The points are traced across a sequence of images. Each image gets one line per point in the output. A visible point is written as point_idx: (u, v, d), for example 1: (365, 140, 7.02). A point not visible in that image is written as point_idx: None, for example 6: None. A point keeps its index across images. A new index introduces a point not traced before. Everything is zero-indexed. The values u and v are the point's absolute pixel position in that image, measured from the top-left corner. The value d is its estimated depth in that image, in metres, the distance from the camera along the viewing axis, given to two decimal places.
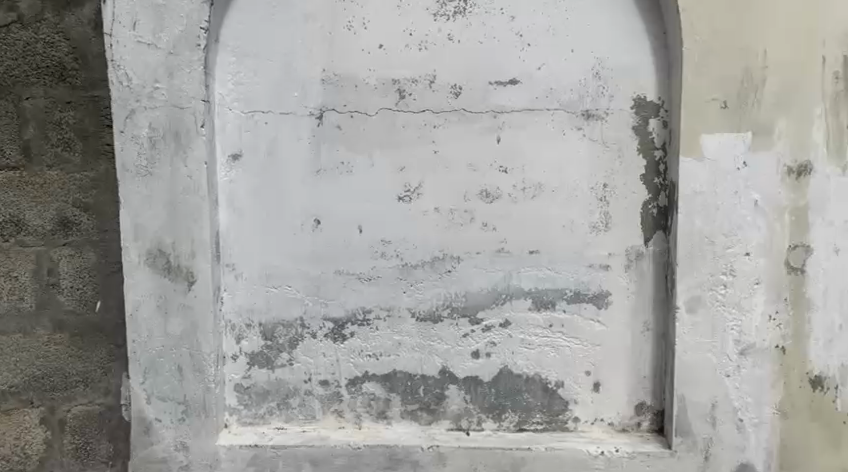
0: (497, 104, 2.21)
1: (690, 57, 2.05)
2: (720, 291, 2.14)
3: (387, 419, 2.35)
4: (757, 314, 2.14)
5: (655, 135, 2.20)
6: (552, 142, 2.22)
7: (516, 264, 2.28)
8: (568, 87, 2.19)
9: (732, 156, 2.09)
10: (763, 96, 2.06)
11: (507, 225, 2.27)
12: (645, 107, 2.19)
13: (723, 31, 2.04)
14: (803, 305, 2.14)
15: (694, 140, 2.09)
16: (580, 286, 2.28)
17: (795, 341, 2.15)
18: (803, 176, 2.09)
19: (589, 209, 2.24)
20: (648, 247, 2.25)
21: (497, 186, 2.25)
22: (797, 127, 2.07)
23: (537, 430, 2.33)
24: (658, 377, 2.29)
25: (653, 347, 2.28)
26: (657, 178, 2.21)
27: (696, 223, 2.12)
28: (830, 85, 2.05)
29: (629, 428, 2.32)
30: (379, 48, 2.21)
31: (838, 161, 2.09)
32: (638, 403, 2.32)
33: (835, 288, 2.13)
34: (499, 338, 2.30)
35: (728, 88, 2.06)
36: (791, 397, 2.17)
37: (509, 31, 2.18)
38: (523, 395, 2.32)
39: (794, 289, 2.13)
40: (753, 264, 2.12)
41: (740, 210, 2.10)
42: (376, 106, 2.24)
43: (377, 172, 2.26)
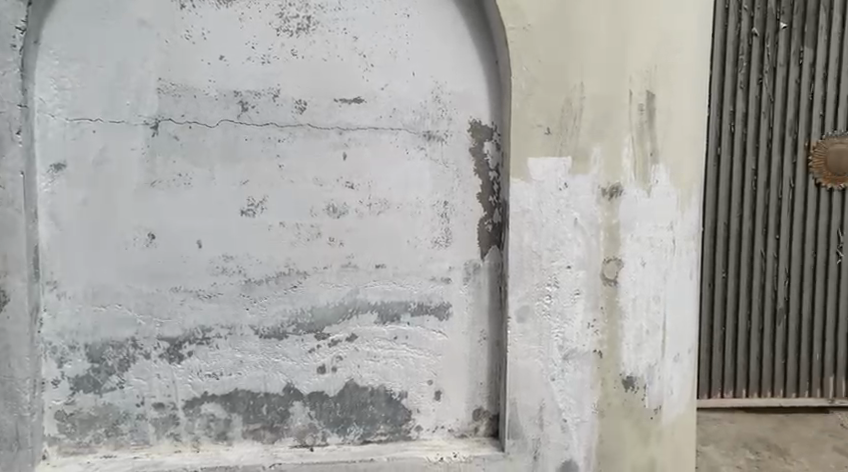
0: (343, 121, 2.25)
1: (518, 86, 2.23)
2: (546, 301, 2.33)
3: (228, 440, 2.28)
4: (578, 322, 2.35)
5: (490, 156, 2.35)
6: (395, 160, 2.30)
7: (362, 279, 2.32)
8: (410, 108, 2.29)
9: (555, 178, 2.29)
10: (581, 124, 2.28)
11: (353, 240, 2.30)
12: (480, 131, 2.34)
13: (546, 64, 2.23)
14: (616, 313, 2.38)
15: (523, 162, 2.26)
16: (423, 299, 2.36)
17: (610, 345, 2.38)
18: (615, 197, 2.33)
19: (432, 225, 2.34)
20: (485, 261, 2.39)
21: (343, 201, 2.28)
22: (610, 153, 2.31)
23: (381, 441, 2.38)
24: (494, 384, 2.43)
25: (489, 356, 2.42)
26: (492, 197, 2.36)
27: (525, 238, 2.30)
28: (635, 116, 2.32)
29: (467, 433, 2.44)
30: (220, 59, 2.17)
31: (644, 183, 2.36)
32: (476, 409, 2.44)
33: (643, 297, 2.40)
34: (345, 352, 2.33)
35: (551, 116, 2.26)
36: (608, 397, 2.40)
37: (352, 51, 2.23)
38: (368, 408, 2.36)
39: (609, 298, 2.37)
40: (574, 276, 2.34)
41: (562, 227, 2.31)
42: (218, 118, 2.19)
43: (218, 186, 2.21)
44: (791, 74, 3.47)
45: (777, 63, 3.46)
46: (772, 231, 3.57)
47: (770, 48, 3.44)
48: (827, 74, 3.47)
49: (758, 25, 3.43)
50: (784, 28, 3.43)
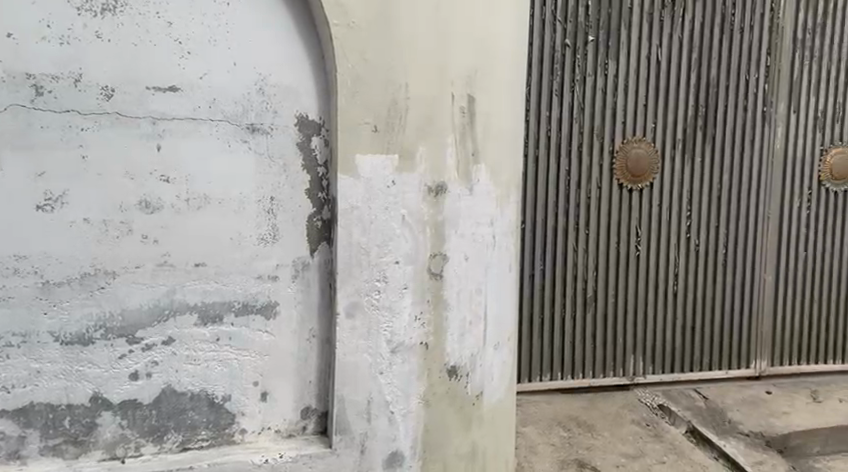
0: (157, 110, 2.11)
1: (344, 83, 2.23)
2: (375, 296, 2.36)
3: (22, 458, 2.11)
4: (405, 316, 2.41)
5: (318, 152, 2.33)
6: (217, 154, 2.20)
7: (180, 278, 2.20)
8: (232, 100, 2.20)
9: (382, 175, 2.32)
10: (407, 123, 2.33)
11: (170, 238, 2.18)
12: (307, 125, 2.31)
13: (372, 62, 2.25)
14: (441, 306, 2.48)
15: (350, 159, 2.27)
16: (248, 298, 2.29)
17: (436, 337, 2.48)
18: (439, 194, 2.43)
19: (257, 221, 2.27)
20: (314, 257, 2.36)
21: (159, 196, 2.15)
22: (434, 153, 2.40)
23: (203, 447, 2.30)
24: (323, 381, 2.42)
25: (318, 353, 2.40)
26: (321, 193, 2.34)
27: (353, 234, 2.31)
28: (457, 118, 2.44)
29: (295, 432, 2.41)
30: (8, 37, 1.95)
31: (466, 182, 2.50)
32: (305, 408, 2.41)
33: (466, 290, 2.54)
34: (161, 357, 2.20)
35: (377, 114, 2.28)
36: (433, 386, 2.49)
37: (166, 36, 2.10)
38: (187, 413, 2.26)
39: (435, 291, 2.46)
40: (402, 271, 2.39)
41: (391, 223, 2.35)
42: (6, 103, 1.97)
43: (8, 178, 1.99)
44: (598, 83, 3.81)
45: (585, 73, 3.79)
46: (582, 227, 3.91)
47: (580, 58, 3.77)
48: (627, 85, 3.85)
49: (569, 37, 3.74)
50: (592, 41, 3.77)
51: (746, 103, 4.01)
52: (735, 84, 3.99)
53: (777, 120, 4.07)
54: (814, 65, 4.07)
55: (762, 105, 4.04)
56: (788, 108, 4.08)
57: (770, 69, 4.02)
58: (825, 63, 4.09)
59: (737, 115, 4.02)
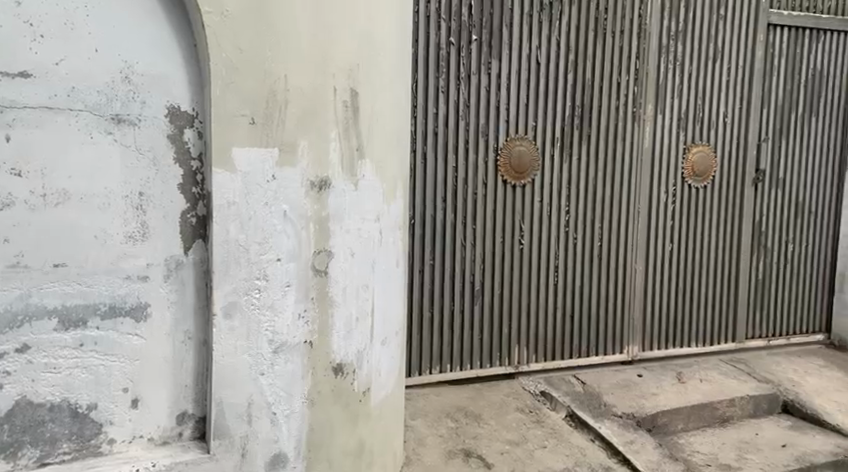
0: (6, 98, 1.96)
1: (218, 73, 2.14)
2: (255, 295, 2.28)
3: None
4: (288, 315, 2.35)
5: (192, 145, 2.22)
6: (77, 147, 2.06)
7: (36, 280, 2.06)
8: (94, 88, 2.07)
9: (262, 170, 2.25)
10: (287, 116, 2.27)
11: (24, 236, 2.02)
12: (179, 117, 2.20)
13: (248, 52, 2.17)
14: (327, 303, 2.45)
15: (226, 152, 2.18)
16: (116, 300, 2.17)
17: (321, 335, 2.45)
18: (323, 189, 2.40)
19: (125, 218, 2.15)
20: (189, 256, 2.26)
21: (10, 192, 1.99)
22: (317, 147, 2.36)
23: (64, 461, 2.16)
24: (200, 385, 2.32)
25: (195, 356, 2.30)
26: (195, 188, 2.24)
27: (231, 231, 2.22)
28: (341, 112, 2.42)
29: (170, 439, 2.31)
30: None
31: (351, 178, 2.49)
32: (180, 413, 2.32)
33: (353, 286, 2.53)
34: (13, 366, 2.04)
35: (255, 106, 2.21)
36: (318, 385, 2.46)
37: (15, 18, 1.95)
38: (46, 426, 2.11)
39: (320, 288, 2.43)
40: (284, 268, 2.33)
41: (271, 219, 2.28)
42: None
43: None
44: (482, 81, 3.90)
45: (470, 71, 3.87)
46: (470, 222, 3.99)
47: (464, 57, 3.84)
48: (509, 84, 3.97)
49: (454, 35, 3.81)
50: (476, 40, 3.86)
51: (618, 104, 4.26)
52: (608, 86, 4.22)
53: (646, 120, 4.35)
54: (676, 69, 4.39)
55: (631, 106, 4.30)
56: (654, 110, 4.37)
57: (638, 72, 4.28)
58: (686, 68, 4.41)
59: (611, 115, 4.25)
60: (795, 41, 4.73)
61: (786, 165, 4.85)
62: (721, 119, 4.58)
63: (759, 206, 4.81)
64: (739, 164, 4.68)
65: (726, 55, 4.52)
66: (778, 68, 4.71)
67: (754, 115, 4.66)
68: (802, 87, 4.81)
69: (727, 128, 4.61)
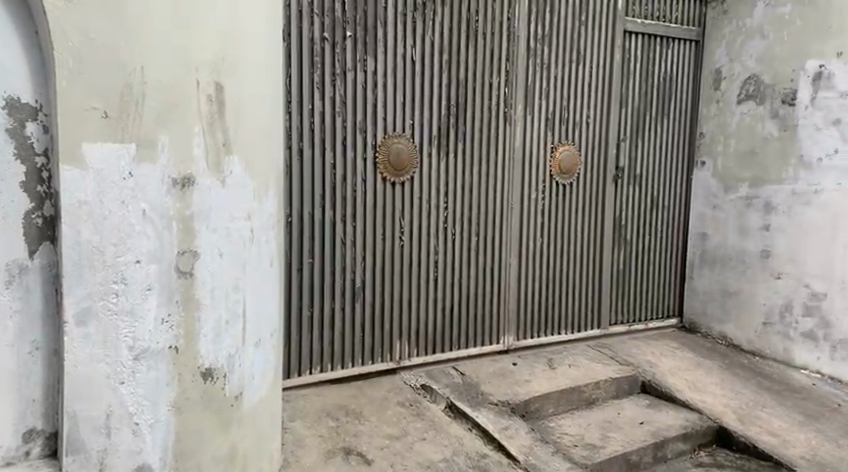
0: None
1: (63, 63, 2.01)
2: (112, 300, 2.15)
3: None
4: (150, 320, 2.23)
5: (35, 140, 2.08)
6: None
7: None
8: None
9: (116, 167, 2.11)
10: (144, 109, 2.15)
11: None
12: (19, 110, 2.06)
13: (97, 41, 2.05)
14: (193, 306, 2.35)
15: (76, 148, 2.05)
16: None
17: (187, 339, 2.34)
18: (186, 187, 2.29)
19: None
20: (34, 260, 2.11)
21: None
22: None
23: None
24: (50, 398, 2.18)
25: (43, 368, 2.16)
26: (41, 186, 2.10)
27: (82, 232, 2.08)
28: (205, 106, 2.32)
29: (15, 459, 2.16)
30: None
31: (218, 174, 2.39)
32: (27, 430, 2.17)
33: (222, 288, 2.44)
34: None
35: (107, 98, 2.08)
36: (185, 392, 2.35)
37: None
38: None
39: (185, 290, 2.32)
40: (144, 271, 2.20)
41: (129, 218, 2.16)
42: None
43: None
44: (358, 78, 3.89)
45: (345, 68, 3.85)
46: (349, 219, 3.97)
47: (339, 53, 3.81)
48: (385, 82, 3.99)
49: (328, 31, 3.77)
50: (350, 37, 3.84)
51: (491, 104, 4.40)
52: (481, 87, 4.35)
53: (516, 121, 4.53)
54: (543, 72, 4.60)
55: (503, 106, 4.46)
56: (524, 110, 4.56)
57: (509, 73, 4.45)
58: (552, 71, 4.65)
59: (485, 115, 4.39)
60: (648, 48, 5.11)
61: (643, 163, 5.24)
62: (585, 120, 4.86)
63: (619, 201, 5.16)
64: (602, 162, 5.00)
65: (588, 59, 4.80)
66: (634, 72, 5.07)
67: (613, 116, 4.99)
68: (655, 91, 5.21)
69: (590, 128, 4.90)
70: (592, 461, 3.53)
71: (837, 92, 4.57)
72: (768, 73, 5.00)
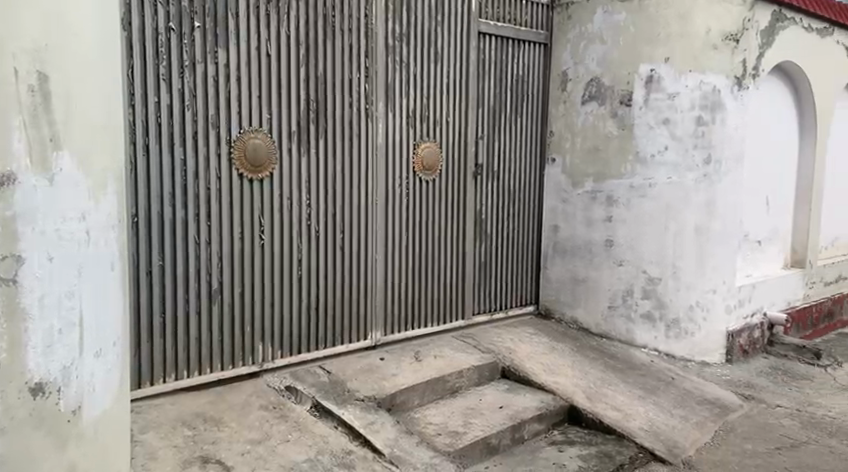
0: None
1: None
2: None
3: None
4: None
5: None
6: None
7: None
8: None
9: None
10: None
11: None
12: None
13: None
14: (18, 316, 2.14)
15: None
16: None
17: (11, 353, 2.13)
18: (6, 186, 2.09)
19: None
20: None
21: None
22: None
23: None
24: None
25: None
26: None
27: None
28: (26, 98, 2.13)
29: None
30: None
31: (44, 171, 2.20)
32: None
33: (53, 296, 2.26)
34: None
35: None
36: (10, 410, 2.14)
37: None
38: None
39: (8, 298, 2.11)
40: None
41: None
42: None
43: None
44: (208, 71, 3.73)
45: (194, 60, 3.68)
46: (203, 218, 3.80)
47: (186, 44, 3.63)
48: (239, 76, 3.85)
49: (174, 20, 3.59)
50: (199, 27, 3.68)
51: (351, 101, 4.39)
52: (340, 84, 4.33)
53: (378, 117, 4.54)
54: (402, 69, 4.66)
55: (364, 103, 4.46)
56: (385, 107, 4.59)
57: (368, 70, 4.46)
58: (411, 69, 4.72)
59: (345, 111, 4.36)
60: (501, 49, 5.33)
61: (500, 160, 5.46)
62: (444, 117, 4.98)
63: (478, 196, 5.34)
64: (461, 159, 5.15)
65: (445, 58, 4.93)
66: (489, 72, 5.27)
67: (471, 114, 5.16)
68: (509, 90, 5.46)
69: (449, 126, 5.03)
70: (455, 448, 3.64)
71: (666, 94, 5.23)
72: (608, 76, 5.45)
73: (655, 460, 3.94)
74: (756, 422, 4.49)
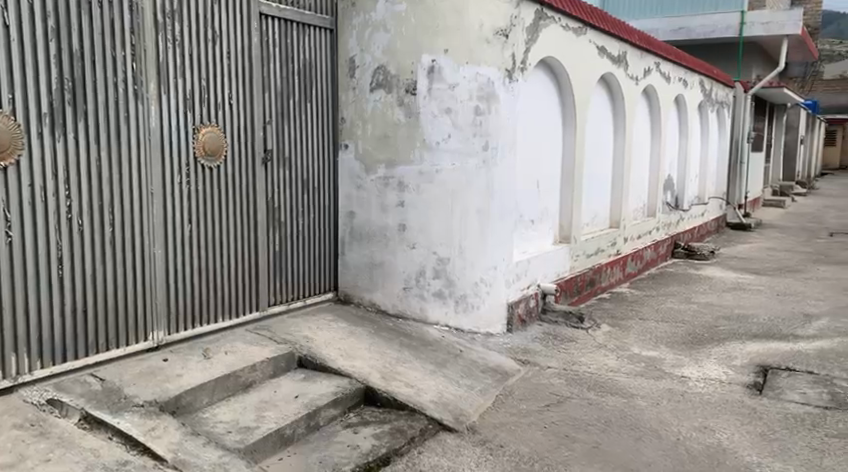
0: None
1: None
2: None
3: None
4: None
5: None
6: None
7: None
8: None
9: None
10: None
11: None
12: None
13: None
14: None
15: None
16: None
17: None
18: None
19: None
20: None
21: None
22: None
23: None
24: None
25: None
26: None
27: None
28: None
29: None
30: None
31: None
32: None
33: None
34: None
35: None
36: None
37: None
38: None
39: None
40: None
41: None
42: None
43: None
44: None
45: None
46: None
47: None
48: None
49: None
50: None
51: (116, 81, 4.00)
52: (103, 62, 3.92)
53: (149, 99, 4.20)
54: (174, 49, 4.35)
55: (131, 84, 4.09)
56: (157, 88, 4.25)
57: (135, 48, 4.10)
58: (186, 49, 4.43)
59: (109, 92, 3.97)
60: (286, 33, 5.21)
61: (290, 145, 5.34)
62: (227, 101, 4.74)
63: (269, 183, 5.16)
64: (249, 144, 4.94)
65: (224, 39, 4.69)
66: (274, 56, 5.12)
67: (257, 98, 4.98)
68: (296, 76, 5.35)
69: (233, 110, 4.80)
70: (246, 444, 3.53)
71: (447, 84, 5.50)
72: (393, 65, 5.60)
73: (443, 430, 4.17)
74: (531, 384, 4.95)
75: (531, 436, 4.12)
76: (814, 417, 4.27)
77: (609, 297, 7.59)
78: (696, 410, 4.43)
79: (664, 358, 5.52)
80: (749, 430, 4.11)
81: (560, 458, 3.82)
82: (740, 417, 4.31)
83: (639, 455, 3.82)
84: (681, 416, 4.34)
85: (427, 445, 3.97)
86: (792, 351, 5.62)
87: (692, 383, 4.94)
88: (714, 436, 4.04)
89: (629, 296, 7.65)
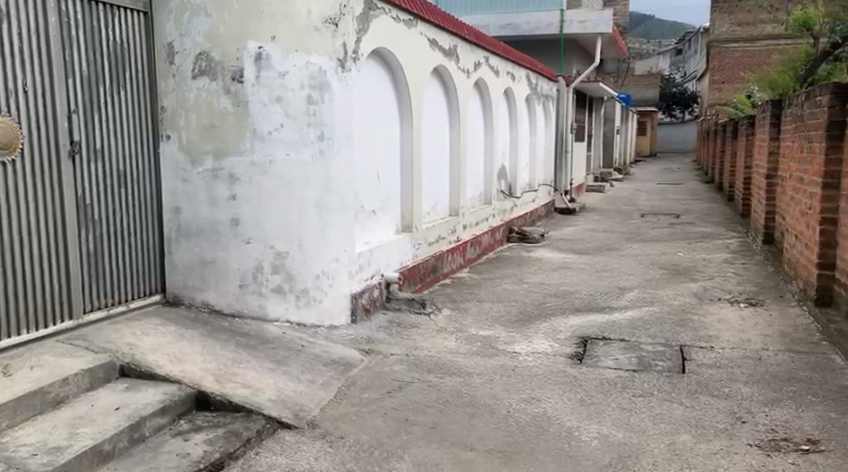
0: None
1: None
2: None
3: None
4: None
5: None
6: None
7: None
8: None
9: None
10: None
11: None
12: None
13: None
14: None
15: None
16: None
17: None
18: None
19: None
20: None
21: None
22: None
23: None
24: None
25: None
26: None
27: None
28: None
29: None
30: None
31: None
32: None
33: None
34: None
35: None
36: None
37: None
38: None
39: None
40: None
41: None
42: None
43: None
44: None
45: None
46: None
47: None
48: None
49: None
50: None
51: None
52: None
53: None
54: None
55: None
56: None
57: None
58: None
59: None
60: (91, 13, 4.75)
61: (103, 137, 4.89)
62: (21, 87, 4.24)
63: (79, 178, 4.69)
64: (51, 135, 4.45)
65: (14, 17, 4.18)
66: (77, 39, 4.65)
67: (59, 84, 4.50)
68: (105, 60, 4.90)
69: (30, 97, 4.30)
70: (54, 466, 3.17)
71: (276, 72, 5.34)
72: (217, 51, 5.33)
73: (282, 427, 4.06)
74: (373, 373, 4.97)
75: (371, 424, 4.13)
76: (624, 380, 4.70)
77: (450, 282, 7.84)
78: (525, 383, 4.70)
79: (498, 336, 5.80)
80: (570, 398, 4.43)
81: (399, 442, 3.87)
82: (563, 385, 4.64)
83: (473, 430, 3.98)
84: (511, 389, 4.58)
85: (264, 445, 3.84)
86: (607, 322, 6.15)
87: (521, 358, 5.23)
88: (540, 406, 4.30)
89: (468, 280, 7.95)
